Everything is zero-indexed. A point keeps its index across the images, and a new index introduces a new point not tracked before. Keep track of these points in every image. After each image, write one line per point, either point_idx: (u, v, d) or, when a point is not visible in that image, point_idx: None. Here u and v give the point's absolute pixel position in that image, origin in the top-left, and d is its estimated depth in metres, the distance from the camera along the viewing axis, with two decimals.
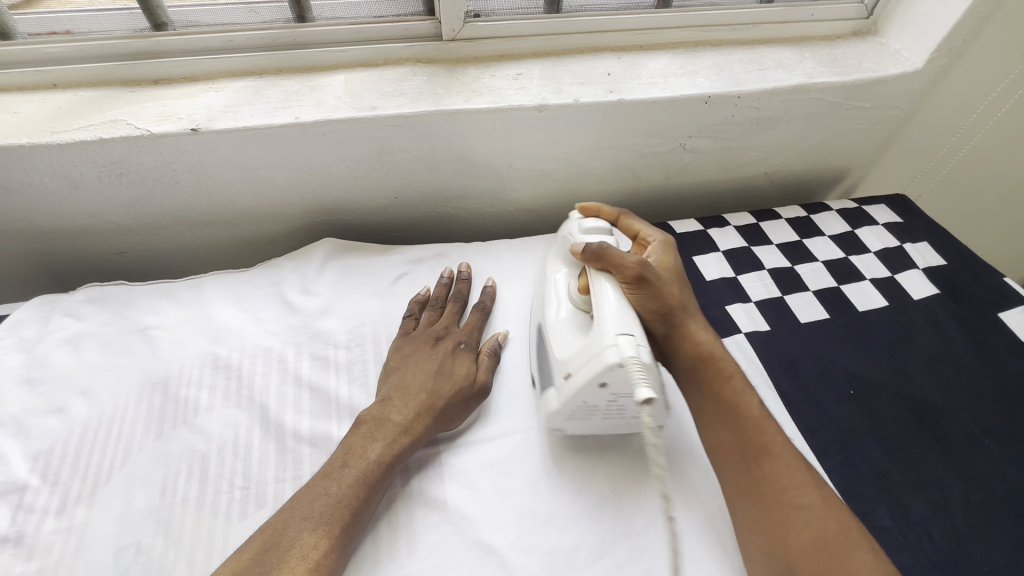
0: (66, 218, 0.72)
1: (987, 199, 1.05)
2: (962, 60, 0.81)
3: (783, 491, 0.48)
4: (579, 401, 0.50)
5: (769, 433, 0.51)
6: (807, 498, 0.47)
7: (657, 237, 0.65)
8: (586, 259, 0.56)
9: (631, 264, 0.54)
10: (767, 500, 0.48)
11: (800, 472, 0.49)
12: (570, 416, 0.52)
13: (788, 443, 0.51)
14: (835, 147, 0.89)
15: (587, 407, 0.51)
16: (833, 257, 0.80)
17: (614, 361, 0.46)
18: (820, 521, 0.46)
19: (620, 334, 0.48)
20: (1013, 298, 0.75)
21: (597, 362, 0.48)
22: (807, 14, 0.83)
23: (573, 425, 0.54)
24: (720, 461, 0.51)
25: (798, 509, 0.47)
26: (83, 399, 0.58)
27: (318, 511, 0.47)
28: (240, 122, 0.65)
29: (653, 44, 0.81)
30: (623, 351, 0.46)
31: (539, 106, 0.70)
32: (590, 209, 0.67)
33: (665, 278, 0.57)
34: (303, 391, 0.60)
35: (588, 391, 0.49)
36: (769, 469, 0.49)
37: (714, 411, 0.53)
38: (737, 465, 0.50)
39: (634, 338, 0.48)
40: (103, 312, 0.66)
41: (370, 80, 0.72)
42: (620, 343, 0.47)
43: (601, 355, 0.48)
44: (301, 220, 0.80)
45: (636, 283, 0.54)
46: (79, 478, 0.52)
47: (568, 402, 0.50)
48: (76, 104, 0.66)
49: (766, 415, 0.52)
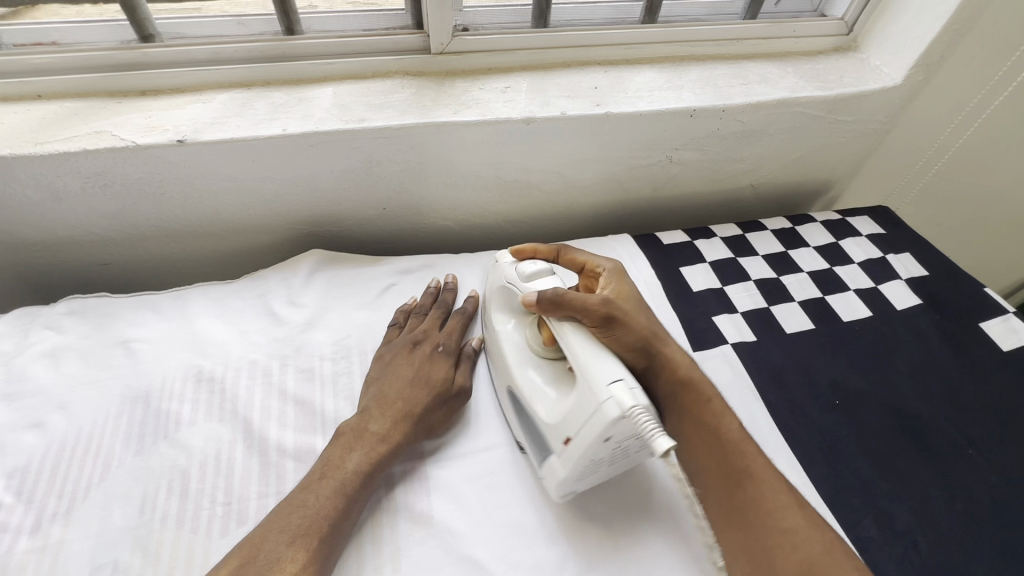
0: (48, 229, 0.71)
1: (968, 211, 1.08)
2: (939, 76, 0.83)
3: (769, 515, 0.47)
4: (588, 457, 0.47)
5: (751, 454, 0.50)
6: (791, 520, 0.47)
7: (606, 266, 0.65)
8: (544, 310, 0.54)
9: (596, 304, 0.53)
10: (752, 526, 0.47)
11: (784, 495, 0.48)
12: (581, 476, 0.50)
13: (770, 463, 0.50)
14: (818, 160, 0.91)
15: (595, 461, 0.49)
16: (818, 268, 0.81)
17: (616, 415, 0.44)
18: (806, 543, 0.45)
19: (611, 384, 0.45)
20: (994, 308, 0.76)
21: (598, 420, 0.45)
22: (790, 30, 0.84)
23: (583, 481, 0.52)
24: (705, 485, 0.51)
25: (783, 532, 0.46)
26: (61, 413, 0.57)
27: (295, 523, 0.46)
28: (227, 133, 0.65)
29: (639, 58, 0.83)
30: (621, 402, 0.44)
31: (526, 118, 0.71)
32: (525, 251, 0.66)
33: (631, 311, 0.56)
34: (288, 404, 0.60)
35: (595, 447, 0.46)
36: (752, 492, 0.48)
37: (693, 435, 0.52)
38: (722, 489, 0.50)
39: (626, 381, 0.45)
40: (84, 324, 0.65)
41: (358, 92, 0.72)
42: (615, 393, 0.45)
43: (599, 412, 0.45)
44: (288, 231, 0.80)
45: (604, 323, 0.53)
46: (55, 495, 0.51)
47: (575, 463, 0.48)
48: (61, 115, 0.66)
49: (745, 436, 0.52)
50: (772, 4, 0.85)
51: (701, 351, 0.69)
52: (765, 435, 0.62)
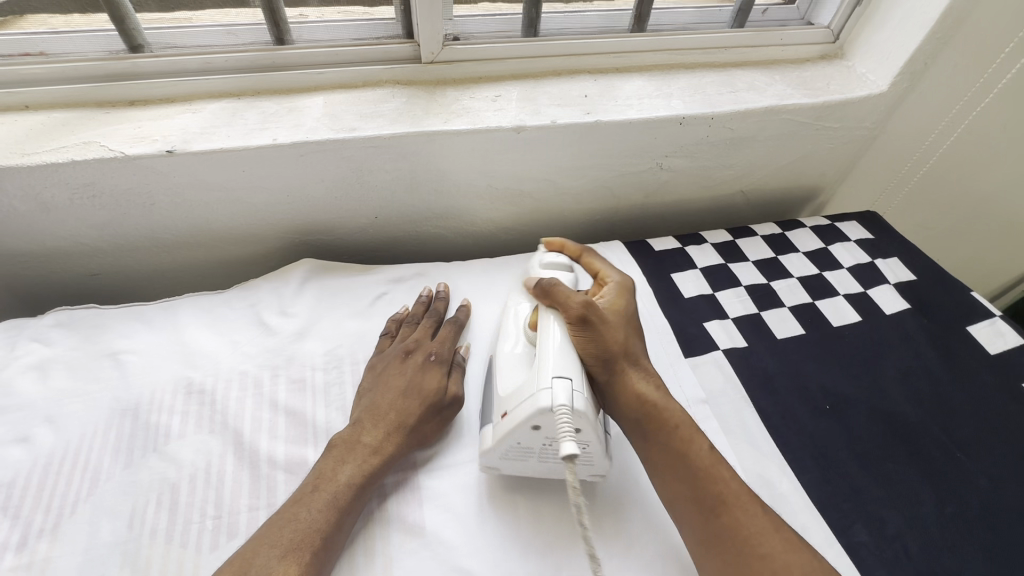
0: (36, 240, 0.71)
1: (954, 215, 1.09)
2: (924, 84, 0.84)
3: (746, 542, 0.47)
4: (513, 440, 0.50)
5: (723, 480, 0.50)
6: (769, 546, 0.46)
7: (615, 277, 0.64)
8: (538, 296, 0.58)
9: (577, 304, 0.55)
10: (730, 553, 0.47)
11: (760, 519, 0.48)
12: (503, 455, 0.51)
13: (743, 488, 0.50)
14: (807, 166, 0.92)
15: (521, 448, 0.50)
16: (807, 273, 0.82)
17: (546, 405, 0.47)
18: (785, 568, 0.45)
19: (556, 377, 0.48)
20: (981, 312, 0.77)
21: (531, 404, 0.47)
22: (777, 38, 0.86)
23: (507, 465, 0.53)
24: (680, 513, 0.50)
25: (760, 559, 0.46)
26: (49, 427, 0.56)
27: (287, 538, 0.46)
28: (216, 143, 0.65)
29: (629, 67, 0.83)
30: (556, 397, 0.47)
31: (517, 127, 0.71)
32: (555, 244, 0.68)
33: (612, 322, 0.56)
34: (279, 416, 0.59)
35: (521, 432, 0.49)
36: (728, 519, 0.48)
37: (662, 460, 0.52)
38: (696, 518, 0.49)
39: (570, 382, 0.48)
40: (73, 336, 0.65)
41: (349, 101, 0.72)
42: (554, 387, 0.47)
43: (534, 398, 0.48)
44: (279, 241, 0.80)
45: (580, 323, 0.54)
46: (41, 511, 0.50)
47: (502, 441, 0.50)
48: (50, 125, 0.66)
49: (716, 459, 0.51)
50: (759, 12, 0.86)
51: (693, 358, 0.69)
52: (756, 441, 0.62)
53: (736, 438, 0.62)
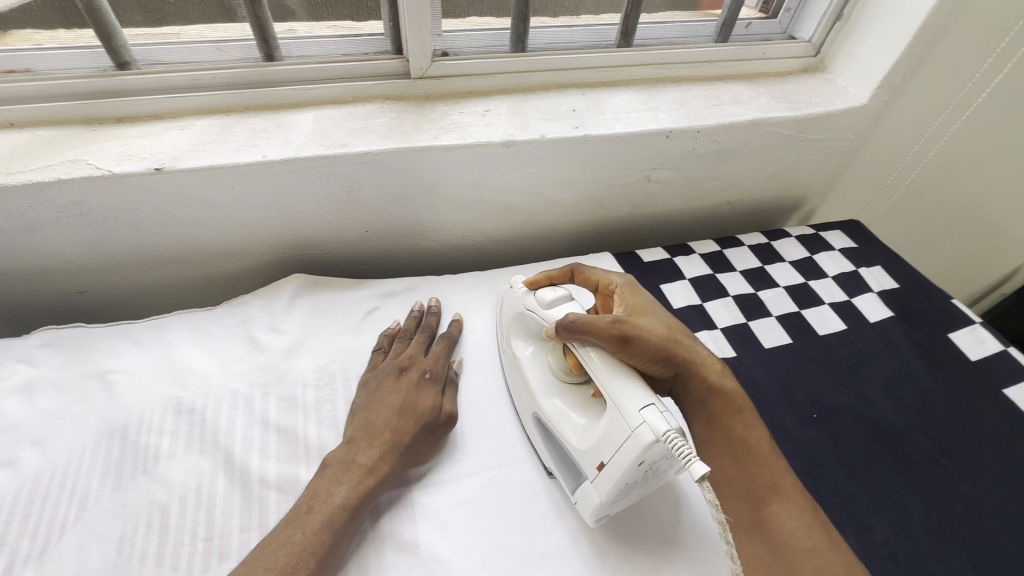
0: (21, 259, 0.70)
1: (935, 222, 1.12)
2: (903, 97, 0.86)
3: (791, 533, 0.46)
4: (620, 483, 0.48)
5: (777, 470, 0.50)
6: (813, 540, 0.46)
7: (618, 280, 0.63)
8: (562, 336, 0.55)
9: (609, 324, 0.53)
10: (773, 540, 0.47)
11: (807, 514, 0.47)
12: (614, 501, 0.50)
13: (797, 483, 0.50)
14: (792, 176, 0.93)
15: (627, 487, 0.49)
16: (793, 282, 0.83)
17: (651, 440, 0.45)
18: (828, 564, 0.44)
19: (642, 410, 0.47)
20: (961, 319, 0.78)
21: (633, 446, 0.46)
22: (760, 52, 0.87)
23: (617, 506, 0.52)
24: (727, 496, 0.50)
25: (803, 551, 0.45)
26: (35, 450, 0.55)
27: (282, 561, 0.46)
28: (204, 160, 0.64)
29: (616, 80, 0.85)
30: (655, 426, 0.45)
31: (506, 142, 0.72)
32: (541, 279, 0.65)
33: (647, 322, 0.56)
34: (271, 434, 0.59)
35: (629, 472, 0.47)
36: (776, 508, 0.48)
37: (720, 443, 0.52)
38: (745, 503, 0.49)
39: (657, 407, 0.47)
40: (59, 356, 0.64)
41: (338, 117, 0.73)
42: (647, 419, 0.46)
43: (633, 438, 0.46)
44: (269, 256, 0.80)
45: (622, 343, 0.53)
46: (28, 536, 0.50)
47: (609, 491, 0.49)
48: (35, 143, 0.65)
49: (774, 452, 0.52)
50: (743, 27, 0.87)
51: None
52: None
53: None
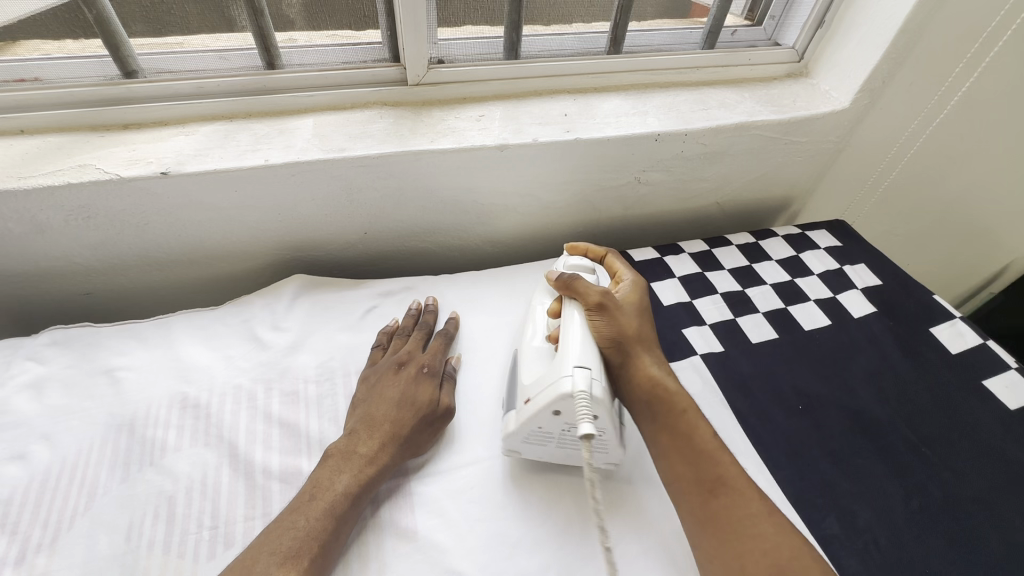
0: (29, 261, 0.72)
1: (919, 221, 1.14)
2: (883, 100, 0.89)
3: (739, 521, 0.49)
4: (533, 425, 0.54)
5: (723, 463, 0.53)
6: (760, 526, 0.49)
7: (628, 275, 0.68)
8: (558, 287, 0.62)
9: (595, 294, 0.60)
10: (723, 532, 0.49)
11: (754, 502, 0.50)
12: (525, 439, 0.55)
13: (741, 472, 0.53)
14: (778, 177, 0.96)
15: (541, 433, 0.54)
16: (780, 280, 0.86)
17: (567, 391, 0.50)
18: (774, 548, 0.47)
19: (576, 366, 0.52)
20: (942, 314, 0.81)
21: (553, 389, 0.51)
22: (746, 58, 0.90)
23: (529, 449, 0.57)
24: (678, 495, 0.53)
25: (751, 538, 0.48)
26: (45, 443, 0.57)
27: (285, 546, 0.47)
28: (210, 165, 0.67)
29: (606, 86, 0.88)
30: (575, 384, 0.50)
31: (500, 145, 0.74)
32: (579, 247, 0.73)
33: (627, 310, 0.62)
34: (273, 427, 0.61)
35: (542, 417, 0.53)
36: (725, 500, 0.51)
37: (668, 443, 0.55)
38: (696, 498, 0.52)
39: (590, 372, 0.52)
40: (68, 354, 0.66)
41: (338, 123, 0.75)
42: (575, 375, 0.51)
43: (555, 385, 0.52)
44: (270, 257, 0.82)
45: (597, 311, 0.59)
46: (39, 525, 0.51)
47: (524, 425, 0.54)
48: (45, 149, 0.67)
49: (720, 447, 0.54)
50: (729, 34, 0.91)
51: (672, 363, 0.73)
52: (733, 441, 0.65)
53: None
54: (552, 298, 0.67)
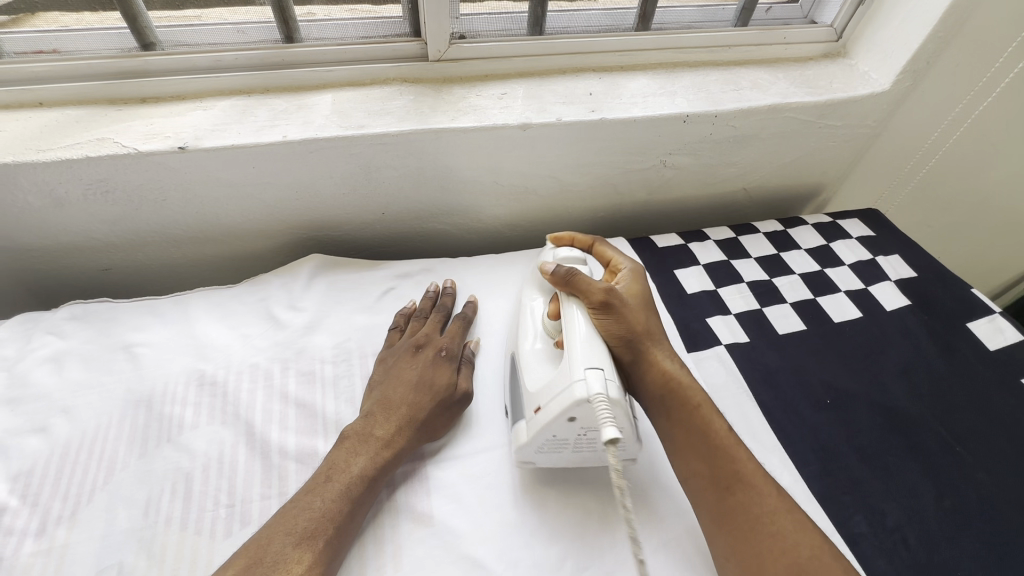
0: (49, 236, 0.72)
1: (956, 212, 1.10)
2: (926, 82, 0.84)
3: (757, 520, 0.48)
4: (548, 433, 0.51)
5: (741, 460, 0.51)
6: (780, 525, 0.47)
7: (628, 264, 0.66)
8: (556, 283, 0.59)
9: (597, 290, 0.58)
10: (741, 530, 0.47)
11: (772, 500, 0.49)
12: (540, 448, 0.53)
13: (760, 468, 0.51)
14: (809, 162, 0.92)
15: (557, 440, 0.52)
16: (809, 270, 0.83)
17: (583, 397, 0.48)
18: (794, 547, 0.46)
19: (588, 368, 0.50)
20: (981, 308, 0.77)
21: (567, 396, 0.49)
22: (780, 37, 0.86)
23: (542, 458, 0.54)
24: (694, 491, 0.51)
25: (771, 537, 0.47)
26: (65, 417, 0.57)
27: (302, 526, 0.47)
28: (228, 140, 0.66)
29: (633, 65, 0.84)
30: (591, 388, 0.48)
31: (523, 124, 0.72)
32: (563, 239, 0.70)
33: (631, 305, 0.59)
34: (289, 407, 0.61)
35: (557, 424, 0.51)
36: (742, 497, 0.49)
37: (683, 440, 0.53)
38: (711, 495, 0.50)
39: (603, 373, 0.50)
40: (87, 329, 0.66)
41: (357, 99, 0.74)
42: (589, 378, 0.49)
43: (570, 390, 0.49)
44: (287, 237, 0.81)
45: (601, 308, 0.57)
46: (60, 499, 0.52)
47: (537, 435, 0.52)
48: (63, 122, 0.67)
49: (737, 441, 0.53)
50: (763, 11, 0.87)
51: (695, 353, 0.70)
52: (758, 434, 0.63)
53: (739, 431, 0.63)
54: (542, 295, 0.66)
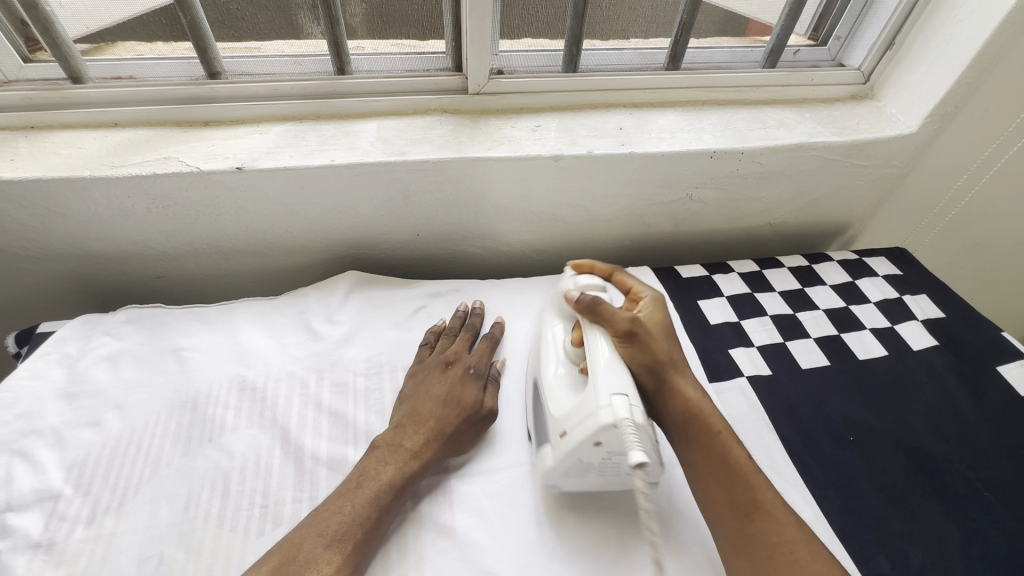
0: (111, 244, 0.78)
1: (989, 255, 1.09)
2: (955, 126, 0.86)
3: (776, 549, 0.48)
4: (574, 456, 0.53)
5: (758, 488, 0.51)
6: (798, 554, 0.47)
7: (647, 292, 0.67)
8: (580, 310, 0.61)
9: (622, 319, 0.60)
10: (760, 559, 0.48)
11: (790, 529, 0.49)
12: (565, 472, 0.54)
13: (777, 498, 0.51)
14: (836, 200, 0.93)
15: (582, 464, 0.53)
16: (834, 305, 0.83)
17: (609, 421, 0.50)
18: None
19: (614, 394, 0.51)
20: (1011, 352, 0.77)
21: (593, 421, 0.51)
22: (808, 78, 0.89)
23: (569, 482, 0.56)
24: (713, 519, 0.52)
25: (789, 565, 0.47)
26: (117, 413, 0.62)
27: (333, 528, 0.49)
28: (281, 163, 0.71)
29: (662, 101, 0.88)
30: (617, 412, 0.50)
31: (555, 155, 0.75)
32: (584, 266, 0.70)
33: (654, 335, 0.61)
34: (323, 415, 0.64)
35: (582, 449, 0.52)
36: (761, 525, 0.49)
37: (704, 466, 0.54)
38: (731, 524, 0.50)
39: (628, 399, 0.51)
40: (141, 332, 0.71)
41: (401, 128, 0.78)
42: (614, 404, 0.50)
43: (596, 415, 0.51)
44: (326, 253, 0.86)
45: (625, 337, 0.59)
46: (108, 490, 0.55)
47: (565, 458, 0.53)
48: (134, 141, 0.73)
49: (755, 470, 0.53)
50: (791, 53, 0.90)
51: (717, 384, 0.71)
52: (779, 467, 0.63)
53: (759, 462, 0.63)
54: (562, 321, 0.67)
